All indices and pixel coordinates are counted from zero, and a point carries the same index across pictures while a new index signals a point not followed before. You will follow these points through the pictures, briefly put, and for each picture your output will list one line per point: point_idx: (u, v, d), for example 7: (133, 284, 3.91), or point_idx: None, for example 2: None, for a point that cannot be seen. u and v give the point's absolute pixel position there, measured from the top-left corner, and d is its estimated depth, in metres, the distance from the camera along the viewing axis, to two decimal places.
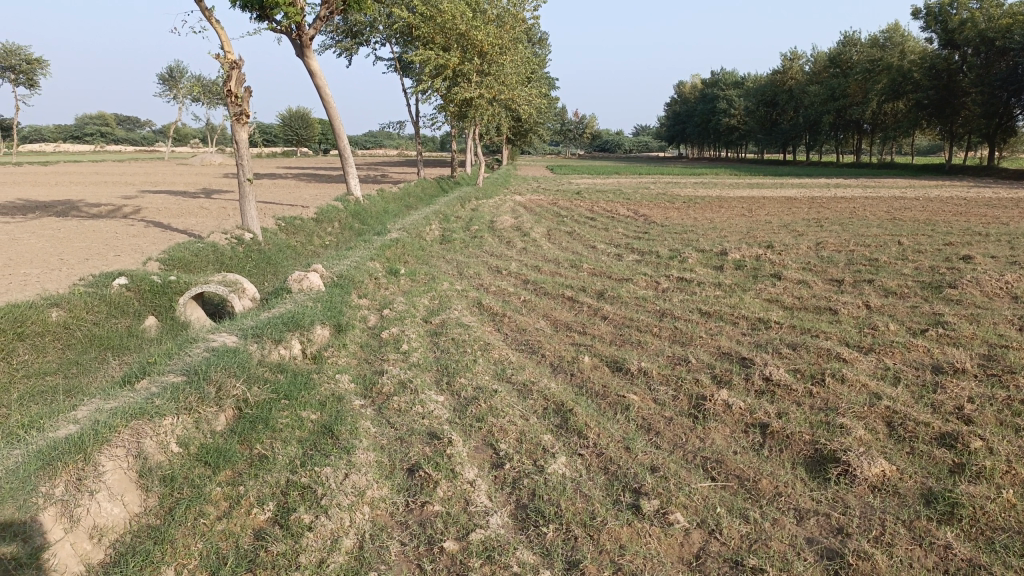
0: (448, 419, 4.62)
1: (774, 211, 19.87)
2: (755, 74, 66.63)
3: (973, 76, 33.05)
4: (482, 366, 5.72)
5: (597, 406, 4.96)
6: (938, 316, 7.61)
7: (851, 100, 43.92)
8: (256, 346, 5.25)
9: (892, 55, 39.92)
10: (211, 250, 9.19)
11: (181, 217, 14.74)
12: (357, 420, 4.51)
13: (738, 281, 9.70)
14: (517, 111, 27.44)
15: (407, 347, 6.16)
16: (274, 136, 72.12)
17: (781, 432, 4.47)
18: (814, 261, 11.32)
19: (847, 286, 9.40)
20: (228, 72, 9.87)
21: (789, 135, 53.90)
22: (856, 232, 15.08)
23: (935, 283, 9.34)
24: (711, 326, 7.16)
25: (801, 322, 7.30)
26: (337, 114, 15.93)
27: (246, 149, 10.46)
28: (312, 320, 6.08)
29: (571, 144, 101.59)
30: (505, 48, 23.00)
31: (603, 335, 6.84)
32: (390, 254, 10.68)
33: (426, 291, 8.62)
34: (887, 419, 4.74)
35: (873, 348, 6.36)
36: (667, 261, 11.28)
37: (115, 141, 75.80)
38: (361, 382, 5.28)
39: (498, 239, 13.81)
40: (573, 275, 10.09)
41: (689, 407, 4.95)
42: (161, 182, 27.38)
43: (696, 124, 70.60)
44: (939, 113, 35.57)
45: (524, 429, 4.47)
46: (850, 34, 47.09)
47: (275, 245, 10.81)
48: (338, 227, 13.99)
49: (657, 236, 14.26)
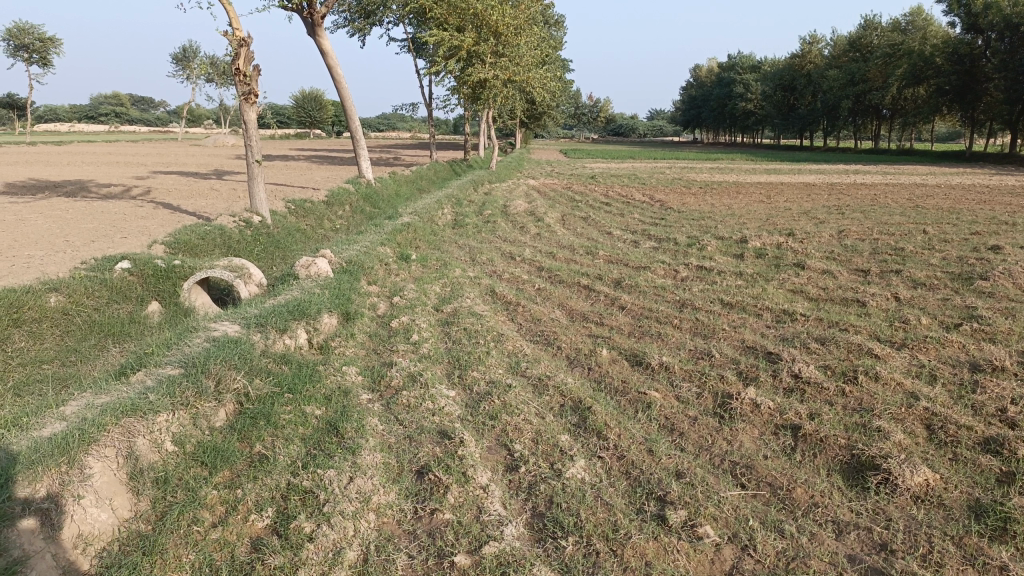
0: (460, 416, 4.38)
1: (793, 197, 19.47)
2: (773, 59, 65.71)
3: (996, 61, 32.34)
4: (496, 359, 5.46)
5: (617, 403, 4.70)
6: (971, 309, 7.28)
7: (871, 85, 43.18)
8: (260, 336, 5.02)
9: (914, 39, 39.17)
10: (218, 234, 8.97)
11: (191, 199, 14.53)
12: (364, 416, 4.28)
13: (760, 270, 9.38)
14: (531, 94, 27.05)
15: (418, 337, 5.91)
16: (286, 118, 71.84)
17: (814, 434, 4.20)
18: (837, 250, 10.99)
19: (873, 276, 9.08)
20: (236, 50, 9.61)
21: (806, 121, 53.15)
22: (879, 220, 14.69)
23: (965, 274, 9.00)
24: (733, 318, 6.88)
25: (828, 314, 7.00)
26: (349, 95, 15.65)
27: (256, 130, 10.22)
28: (319, 308, 5.84)
29: (586, 128, 100.81)
30: (521, 29, 22.61)
31: (621, 327, 6.57)
32: (400, 239, 10.43)
33: (438, 278, 8.37)
34: (927, 421, 4.45)
35: (906, 344, 6.05)
36: (685, 248, 10.97)
37: (130, 122, 75.79)
38: (368, 375, 5.03)
39: (511, 224, 13.53)
40: (589, 262, 9.81)
41: (715, 406, 4.68)
42: (172, 162, 27.20)
43: (712, 109, 69.78)
44: (959, 99, 34.91)
45: (540, 428, 4.22)
46: (870, 18, 46.27)
47: (285, 229, 10.59)
48: (349, 210, 13.74)
49: (675, 222, 13.94)
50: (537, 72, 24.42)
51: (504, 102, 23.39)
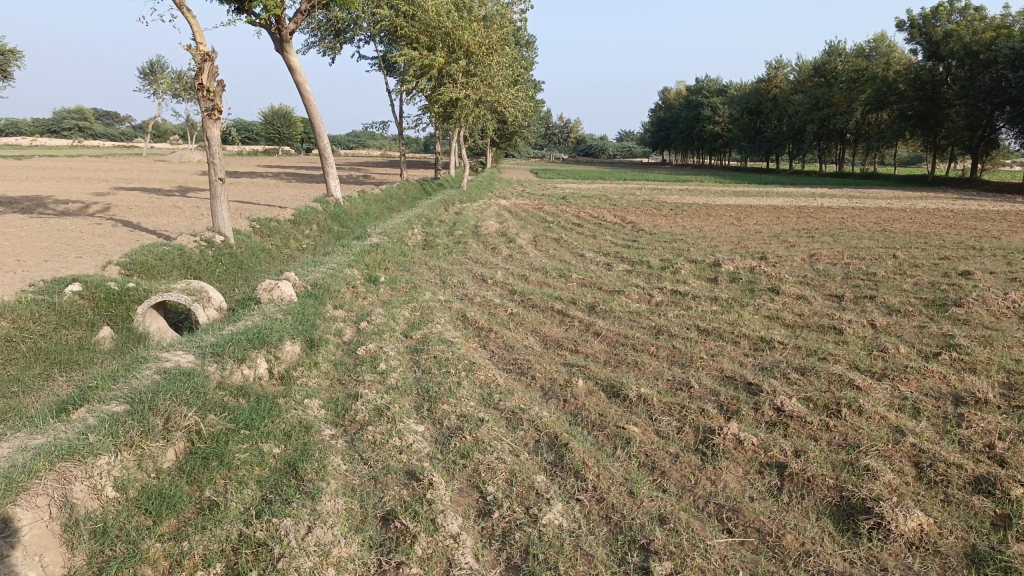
0: (430, 454, 4.12)
1: (763, 220, 19.56)
2: (740, 83, 66.71)
3: (957, 88, 33.01)
4: (467, 390, 5.21)
5: (595, 439, 4.48)
6: (949, 337, 7.19)
7: (835, 110, 43.91)
8: (217, 366, 4.71)
9: (877, 66, 39.96)
10: (178, 254, 8.61)
11: (152, 217, 14.10)
12: (327, 454, 4.01)
13: (734, 294, 9.27)
14: (502, 113, 26.98)
15: (385, 366, 5.64)
16: (255, 135, 71.08)
17: (801, 474, 4.02)
18: (810, 274, 10.94)
19: (847, 302, 9.01)
20: (199, 65, 9.31)
21: (773, 144, 53.84)
22: (849, 244, 14.77)
23: (939, 300, 8.97)
24: (711, 346, 6.72)
25: (806, 342, 6.86)
26: (317, 112, 15.37)
27: (219, 147, 9.90)
28: (281, 336, 5.55)
29: (556, 148, 101.36)
30: (492, 49, 22.53)
31: (596, 355, 6.35)
32: (369, 260, 10.15)
33: (407, 301, 8.11)
34: (915, 458, 4.30)
35: (887, 374, 5.92)
36: (658, 272, 10.83)
37: (94, 136, 74.46)
38: (332, 409, 4.75)
39: (482, 245, 13.33)
40: (561, 285, 9.62)
41: (696, 442, 4.48)
42: (135, 179, 26.60)
43: (680, 131, 70.48)
44: (922, 124, 35.57)
45: (515, 468, 3.97)
46: (834, 44, 47.18)
47: (248, 249, 10.25)
48: (317, 230, 13.44)
49: (647, 245, 13.84)
50: (508, 92, 24.35)
51: (476, 122, 23.28)
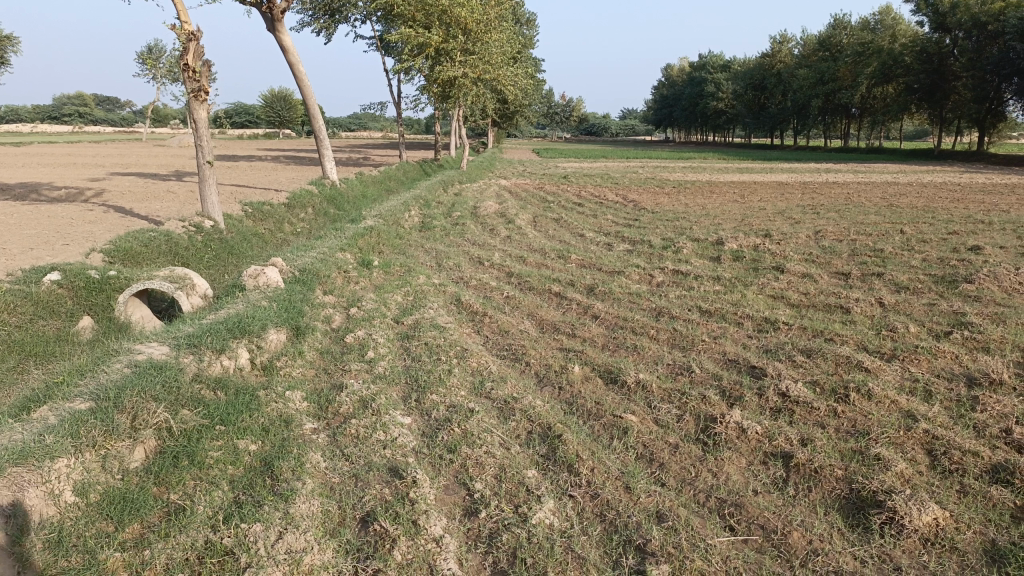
0: (415, 449, 3.91)
1: (767, 196, 19.24)
2: (744, 58, 65.91)
3: (964, 60, 32.45)
4: (457, 379, 4.98)
5: (590, 429, 4.26)
6: (960, 315, 6.93)
7: (840, 84, 43.31)
8: (192, 358, 4.51)
9: (882, 38, 39.34)
10: (165, 240, 8.37)
11: (145, 202, 13.84)
12: (306, 449, 3.81)
13: (738, 274, 9.00)
14: (502, 92, 26.60)
15: (374, 354, 5.42)
16: (254, 118, 70.57)
17: (808, 465, 3.80)
18: (815, 251, 10.68)
19: (854, 279, 8.75)
20: (184, 44, 9.01)
21: (777, 120, 53.24)
22: (854, 219, 14.47)
23: (949, 277, 8.69)
24: (713, 328, 6.49)
25: (812, 323, 6.62)
26: (311, 93, 15.05)
27: (207, 130, 9.64)
28: (264, 325, 5.33)
29: (559, 127, 100.59)
30: (491, 26, 22.11)
31: (594, 339, 6.11)
32: (362, 244, 9.90)
33: (400, 285, 7.87)
34: (929, 446, 4.06)
35: (896, 355, 5.68)
36: (660, 251, 10.57)
37: (94, 122, 74.04)
38: (315, 401, 4.54)
39: (480, 226, 13.05)
40: (560, 267, 9.37)
41: (698, 432, 4.26)
42: (133, 164, 26.34)
43: (683, 108, 69.72)
44: (928, 98, 35.06)
45: (505, 462, 3.76)
46: (839, 17, 46.47)
47: (239, 234, 10.02)
48: (311, 213, 13.19)
49: (649, 223, 13.56)
50: (507, 70, 23.98)
51: (475, 101, 22.95)
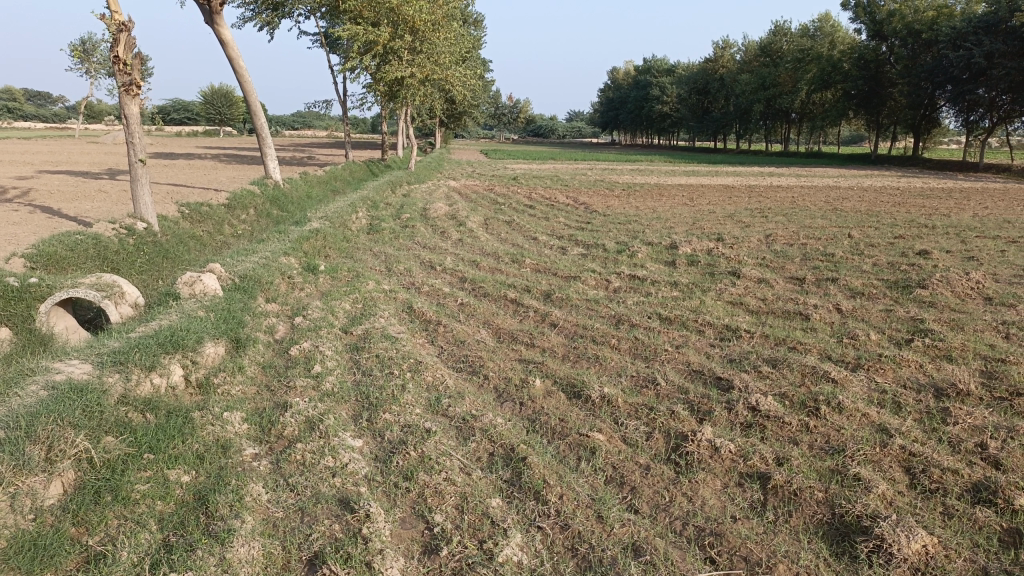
0: (368, 476, 3.58)
1: (715, 200, 19.36)
2: (688, 63, 66.79)
3: (900, 67, 33.28)
4: (412, 395, 4.66)
5: (555, 450, 4.00)
6: (918, 321, 6.90)
7: (781, 89, 44.12)
8: (118, 377, 4.10)
9: (822, 45, 40.19)
10: (93, 243, 7.83)
11: (74, 202, 13.10)
12: (246, 479, 3.46)
13: (694, 279, 8.87)
14: (450, 92, 26.26)
15: (321, 369, 5.06)
16: (194, 115, 68.55)
17: (786, 487, 3.60)
18: (769, 256, 10.65)
19: (810, 284, 8.69)
20: (115, 35, 8.46)
21: (720, 124, 54.05)
22: (802, 223, 14.57)
23: (902, 282, 8.70)
24: (674, 336, 6.30)
25: (773, 330, 6.48)
26: (252, 89, 14.48)
27: (139, 126, 9.09)
28: (199, 338, 4.93)
29: (506, 129, 100.60)
30: (439, 25, 21.74)
31: (554, 349, 5.85)
32: (307, 247, 9.47)
33: (348, 292, 7.49)
34: (906, 463, 3.91)
35: (861, 364, 5.56)
36: (615, 255, 10.39)
37: (24, 118, 71.03)
38: (257, 422, 4.17)
39: (430, 229, 12.69)
40: (514, 272, 9.10)
41: (669, 451, 4.02)
42: (63, 161, 25.14)
43: (629, 111, 70.27)
44: (865, 104, 35.87)
45: (466, 491, 3.46)
46: (780, 24, 47.35)
47: (175, 237, 9.49)
48: (253, 215, 12.66)
49: (601, 227, 13.40)
50: (456, 70, 23.65)
51: (423, 100, 22.56)
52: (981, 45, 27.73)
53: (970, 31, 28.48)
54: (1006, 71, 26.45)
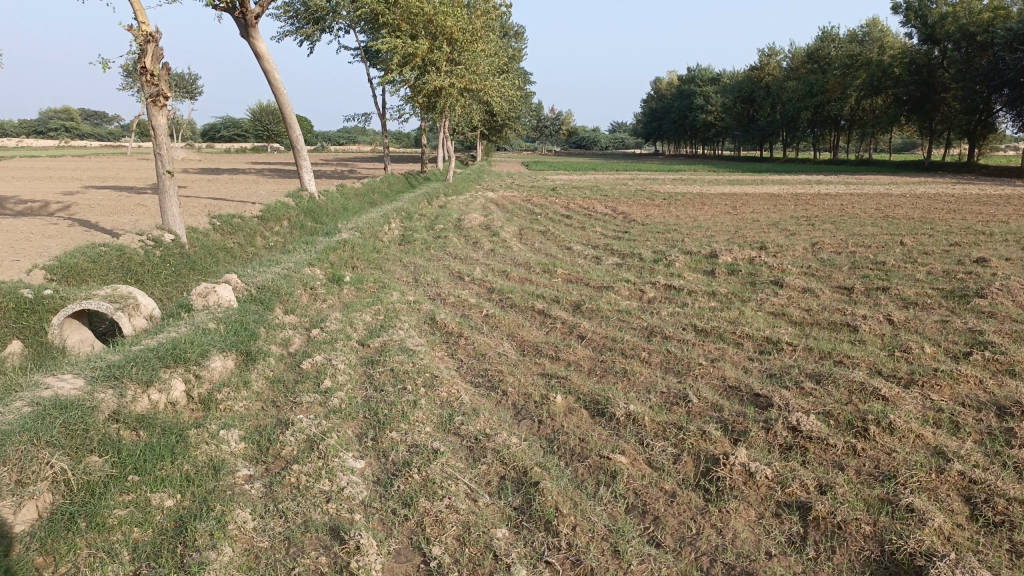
0: (365, 502, 3.30)
1: (760, 208, 18.78)
2: (732, 71, 65.81)
3: (953, 71, 32.12)
4: (423, 412, 4.36)
5: (573, 473, 3.67)
6: (977, 333, 6.38)
7: (829, 96, 43.08)
8: (111, 393, 3.91)
9: (870, 50, 39.08)
10: (117, 254, 7.73)
11: (112, 216, 13.18)
12: (231, 505, 3.22)
13: (734, 289, 8.43)
14: (489, 103, 26.12)
15: (331, 384, 4.80)
16: (242, 132, 69.81)
17: (829, 519, 3.22)
18: (814, 264, 10.16)
19: (858, 294, 8.20)
20: (142, 47, 8.41)
21: (765, 133, 53.12)
22: (851, 231, 13.96)
23: (958, 291, 8.15)
24: (710, 349, 5.91)
25: (818, 343, 6.05)
26: (287, 101, 14.47)
27: (167, 137, 9.04)
28: (204, 351, 4.73)
29: (549, 141, 100.53)
30: (477, 35, 21.60)
31: (580, 363, 5.52)
32: (334, 258, 9.30)
33: (371, 303, 7.25)
34: (966, 491, 3.49)
35: (914, 380, 5.10)
36: (651, 264, 10.01)
37: (82, 136, 73.24)
38: (254, 441, 3.93)
39: (463, 239, 12.47)
40: (545, 282, 8.79)
41: (698, 476, 3.66)
42: (110, 177, 25.58)
43: (672, 121, 69.55)
44: (917, 109, 34.75)
45: (469, 520, 3.15)
46: (827, 30, 46.27)
47: (203, 249, 9.40)
48: (286, 226, 12.59)
49: (639, 236, 13.03)
50: (494, 80, 23.50)
51: (461, 111, 22.45)
52: None
53: None
54: None
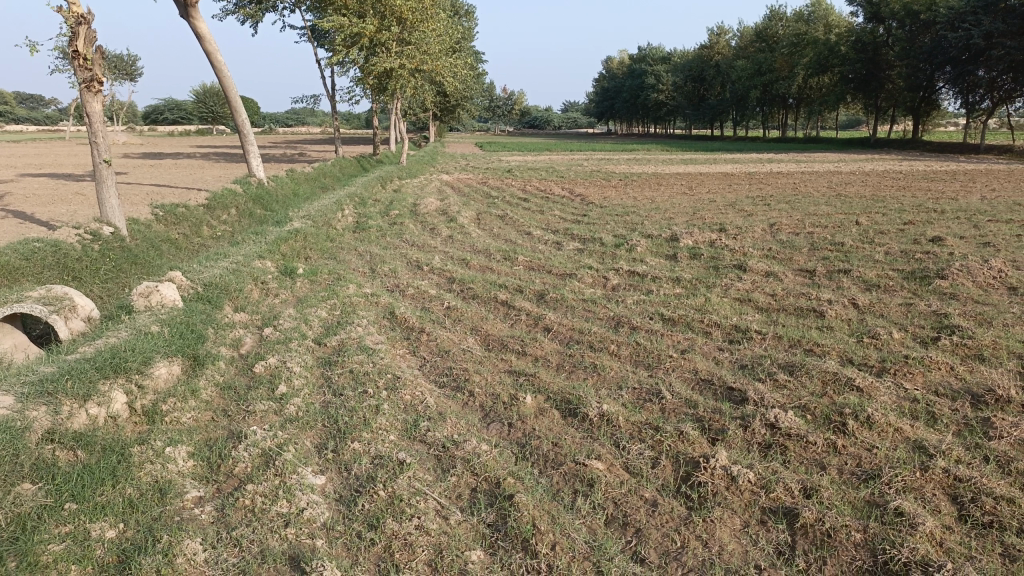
0: (328, 525, 3.06)
1: (715, 188, 18.81)
2: (683, 50, 65.98)
3: (898, 49, 32.60)
4: (386, 419, 4.11)
5: (548, 483, 3.47)
6: (942, 317, 6.36)
7: (778, 75, 43.46)
8: (44, 410, 3.57)
9: (817, 29, 39.44)
10: (52, 251, 7.26)
11: (48, 206, 12.53)
12: (180, 534, 2.94)
13: (698, 274, 8.32)
14: (441, 84, 25.67)
15: (287, 389, 4.51)
16: (187, 115, 67.79)
17: (817, 527, 3.09)
18: (774, 246, 10.13)
19: (820, 277, 8.15)
20: (73, 28, 7.86)
21: (716, 111, 53.45)
22: (806, 211, 14.03)
23: (918, 272, 8.16)
24: (679, 339, 5.78)
25: (787, 330, 5.95)
26: (231, 84, 13.91)
27: (103, 125, 8.52)
28: (147, 358, 4.42)
29: (501, 121, 99.84)
30: (428, 14, 21.09)
31: (547, 358, 5.32)
32: (286, 249, 8.94)
33: (326, 297, 6.94)
34: (952, 491, 3.39)
35: (886, 368, 5.03)
36: (613, 250, 9.85)
37: (17, 120, 70.24)
38: (204, 458, 3.65)
39: (420, 225, 12.16)
40: (506, 270, 8.57)
41: (678, 482, 3.51)
42: (47, 164, 24.52)
43: (624, 100, 69.58)
44: (864, 87, 35.28)
45: (441, 542, 2.94)
46: (775, 9, 46.57)
47: (146, 241, 8.95)
48: (235, 215, 12.12)
49: (598, 219, 12.88)
50: (446, 60, 23.05)
51: (413, 92, 21.97)
52: (980, 25, 27.13)
53: (969, 10, 27.89)
54: (1005, 51, 25.87)
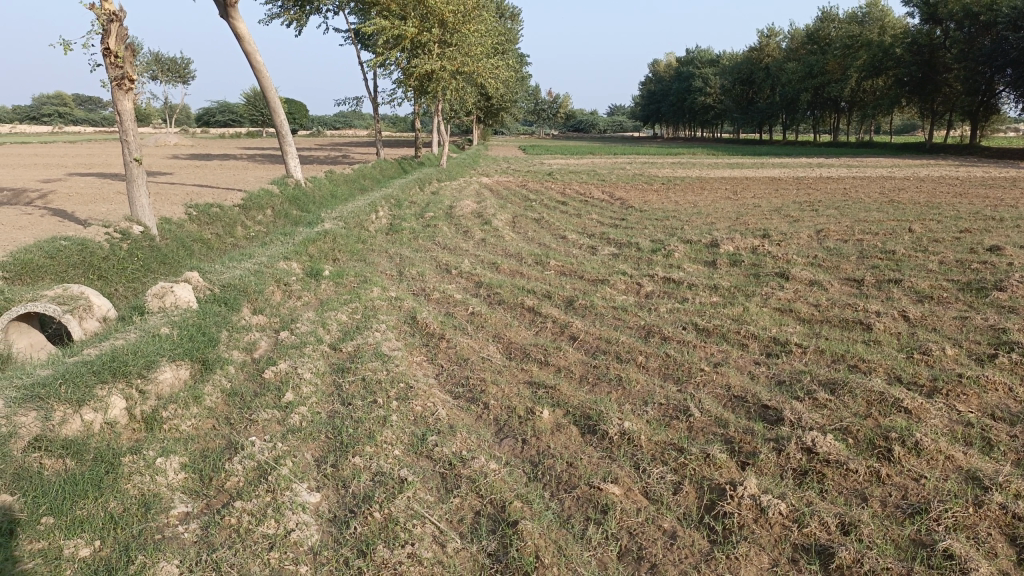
0: (315, 550, 2.85)
1: (760, 192, 18.28)
2: (732, 53, 64.86)
3: (956, 51, 31.39)
4: (393, 432, 3.88)
5: (559, 508, 3.20)
6: (1001, 332, 5.90)
7: (829, 78, 42.34)
8: (34, 416, 3.43)
9: (871, 30, 38.28)
10: (79, 249, 7.21)
11: (89, 205, 12.65)
12: (157, 555, 2.75)
13: (737, 281, 7.95)
14: (484, 87, 25.49)
15: (294, 397, 4.31)
16: (237, 117, 68.92)
17: (855, 569, 2.77)
18: (820, 253, 9.68)
19: (869, 287, 7.71)
20: (105, 26, 7.80)
21: (765, 114, 52.30)
22: (855, 217, 13.47)
23: (975, 283, 7.65)
24: (713, 351, 5.44)
25: (829, 344, 5.57)
26: (269, 84, 13.89)
27: (133, 123, 8.47)
28: (151, 361, 4.27)
29: (547, 124, 99.51)
30: (470, 16, 20.90)
31: (570, 369, 5.04)
32: (314, 250, 8.81)
33: (348, 299, 6.77)
34: (1009, 531, 3.03)
35: (938, 388, 4.63)
36: (649, 255, 9.51)
37: (75, 121, 72.11)
38: (196, 471, 3.47)
39: (454, 228, 11.95)
40: (536, 275, 8.30)
41: (701, 511, 3.21)
42: (97, 163, 25.02)
43: (670, 104, 68.68)
44: (919, 90, 34.11)
45: None
46: (827, 10, 45.41)
47: (176, 241, 8.91)
48: (270, 215, 12.10)
49: (636, 223, 12.53)
50: (489, 62, 22.86)
51: (454, 94, 21.84)
52: None
53: None
54: None
